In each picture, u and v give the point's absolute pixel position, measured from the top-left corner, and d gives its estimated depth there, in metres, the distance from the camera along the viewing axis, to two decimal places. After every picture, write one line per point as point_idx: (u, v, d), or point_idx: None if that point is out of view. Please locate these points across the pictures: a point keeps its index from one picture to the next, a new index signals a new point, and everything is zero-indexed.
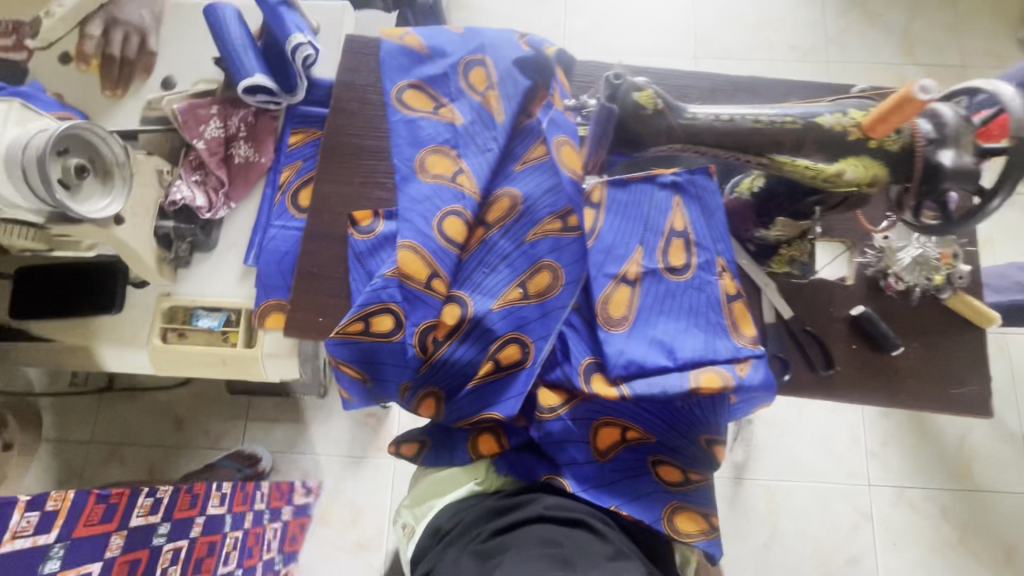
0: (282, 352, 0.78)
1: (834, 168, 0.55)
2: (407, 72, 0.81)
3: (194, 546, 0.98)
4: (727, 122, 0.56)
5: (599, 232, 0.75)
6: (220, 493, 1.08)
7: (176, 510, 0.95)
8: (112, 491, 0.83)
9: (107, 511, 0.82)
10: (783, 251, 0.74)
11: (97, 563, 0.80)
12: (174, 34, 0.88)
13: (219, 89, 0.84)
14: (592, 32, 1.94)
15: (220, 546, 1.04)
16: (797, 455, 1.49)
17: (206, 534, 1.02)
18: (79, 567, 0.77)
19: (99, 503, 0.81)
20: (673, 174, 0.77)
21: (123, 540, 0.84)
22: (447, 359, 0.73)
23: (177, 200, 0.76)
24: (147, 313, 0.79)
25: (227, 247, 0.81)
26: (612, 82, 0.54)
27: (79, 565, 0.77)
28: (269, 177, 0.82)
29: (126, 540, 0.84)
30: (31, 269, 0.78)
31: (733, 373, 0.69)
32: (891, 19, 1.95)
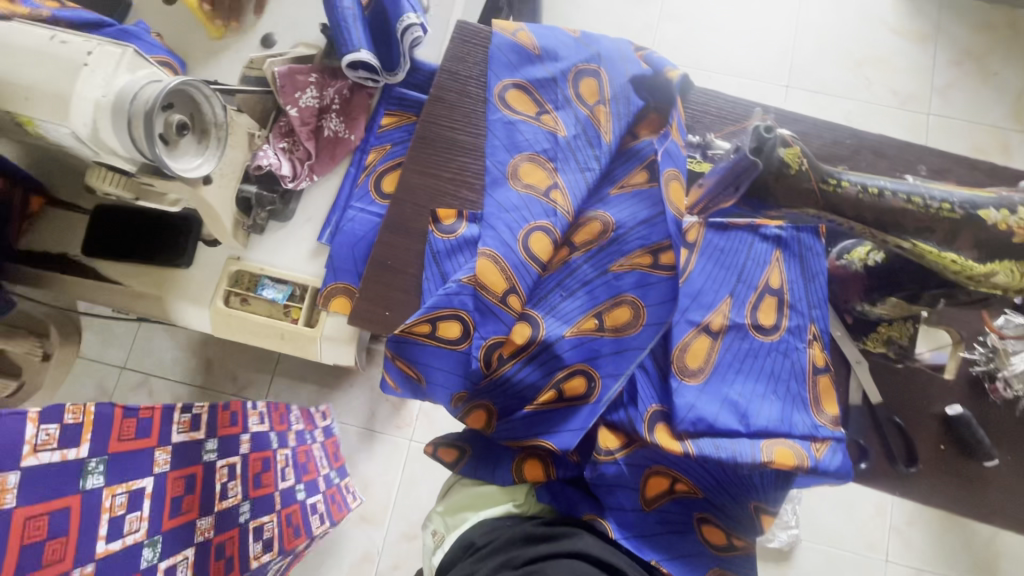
0: (341, 338, 0.76)
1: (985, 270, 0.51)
2: (514, 70, 0.77)
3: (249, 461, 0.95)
4: (876, 197, 0.51)
5: (690, 275, 0.70)
6: (258, 412, 1.06)
7: (219, 425, 0.91)
8: (142, 406, 0.74)
9: (138, 427, 0.72)
10: (881, 329, 0.69)
11: (146, 477, 0.72)
12: None
13: (319, 56, 0.81)
14: (682, 42, 1.86)
15: (273, 462, 1.02)
16: (817, 517, 1.44)
17: (256, 451, 0.99)
18: (125, 482, 0.68)
19: (128, 418, 0.72)
20: (778, 227, 0.72)
21: (170, 456, 0.77)
22: (508, 378, 0.70)
23: (262, 165, 0.73)
24: (214, 273, 0.78)
25: (304, 220, 0.79)
26: (760, 134, 0.50)
27: (123, 480, 0.68)
28: (355, 156, 0.80)
29: (172, 457, 0.78)
30: (109, 210, 0.78)
31: (808, 452, 0.65)
32: (1006, 79, 1.82)
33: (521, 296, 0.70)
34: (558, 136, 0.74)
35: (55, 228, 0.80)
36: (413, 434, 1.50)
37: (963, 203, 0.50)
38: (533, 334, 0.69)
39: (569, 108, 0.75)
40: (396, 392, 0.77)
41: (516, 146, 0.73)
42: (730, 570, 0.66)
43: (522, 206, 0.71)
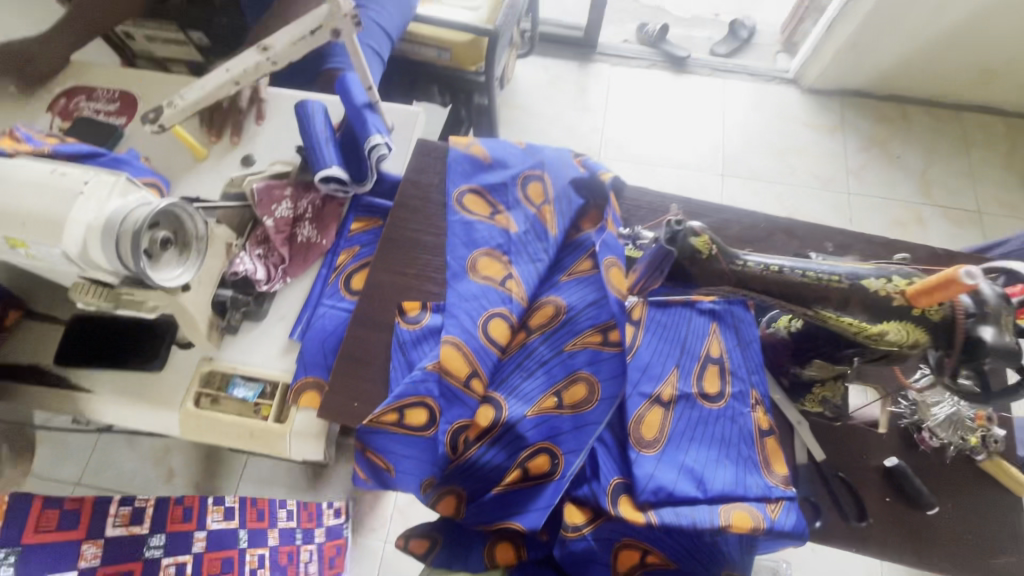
0: (311, 433, 0.77)
1: (882, 329, 0.58)
2: (470, 178, 0.87)
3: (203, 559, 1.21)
4: (778, 273, 0.60)
5: (637, 350, 0.77)
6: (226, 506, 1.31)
7: (168, 522, 1.22)
8: (187, 499, 1.27)
9: (184, 511, 1.25)
10: (816, 390, 0.75)
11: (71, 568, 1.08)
12: (261, 118, 0.96)
13: (295, 172, 0.90)
14: (626, 143, 2.09)
15: (236, 561, 1.25)
16: None
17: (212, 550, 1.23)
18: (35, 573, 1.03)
19: (49, 514, 1.10)
20: (711, 302, 0.80)
21: (99, 550, 1.13)
22: (475, 461, 0.73)
23: (238, 271, 0.80)
24: (186, 376, 0.80)
25: (276, 319, 0.83)
26: (672, 226, 0.59)
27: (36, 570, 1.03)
28: (326, 259, 0.87)
29: (102, 551, 1.13)
30: (90, 318, 0.81)
31: (763, 513, 0.68)
32: (909, 161, 2.08)
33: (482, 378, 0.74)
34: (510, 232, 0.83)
35: (28, 340, 0.82)
36: (387, 535, 1.42)
37: (850, 278, 0.58)
38: (497, 414, 0.73)
39: (519, 208, 0.85)
40: (367, 484, 0.79)
41: (473, 242, 0.82)
42: None
43: (481, 296, 0.78)
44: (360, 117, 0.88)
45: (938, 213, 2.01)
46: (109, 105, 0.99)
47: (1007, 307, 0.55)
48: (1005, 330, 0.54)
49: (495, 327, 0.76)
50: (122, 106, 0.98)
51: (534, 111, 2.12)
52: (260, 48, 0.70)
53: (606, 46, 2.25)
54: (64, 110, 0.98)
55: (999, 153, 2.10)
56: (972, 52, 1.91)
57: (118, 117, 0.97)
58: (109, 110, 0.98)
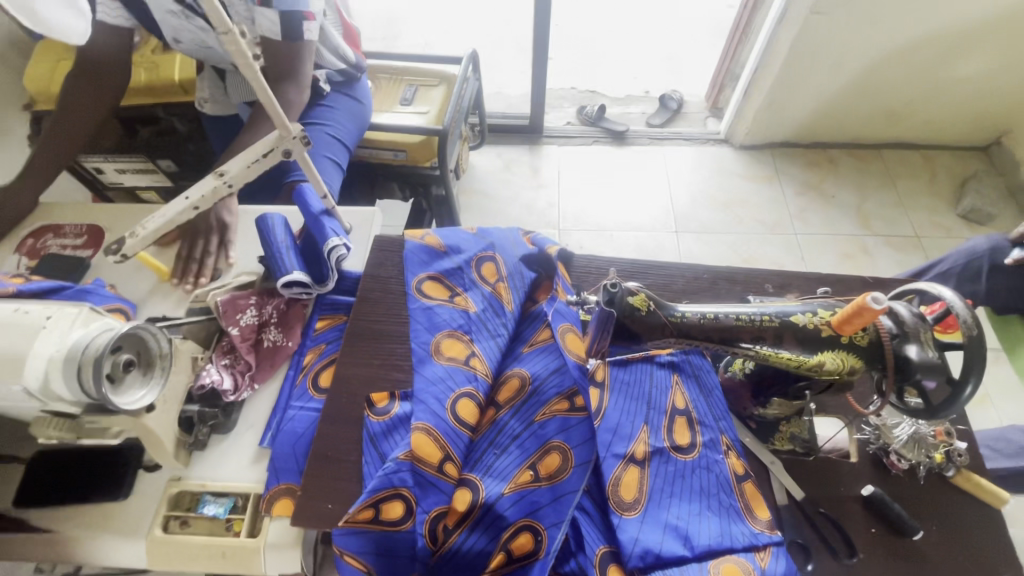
0: (286, 543, 0.74)
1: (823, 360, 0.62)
2: (427, 265, 0.92)
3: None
4: (715, 320, 0.64)
5: (605, 412, 0.78)
6: None
7: None
8: None
9: None
10: (783, 428, 0.76)
11: None
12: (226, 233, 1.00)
13: (259, 280, 0.93)
14: (583, 212, 2.21)
15: None
16: None
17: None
18: None
19: None
20: (669, 354, 0.84)
21: None
22: (458, 548, 0.71)
23: (205, 383, 0.81)
24: (154, 500, 0.78)
25: (245, 428, 0.83)
26: (610, 289, 0.63)
27: None
28: (293, 359, 0.89)
29: None
30: (52, 453, 0.80)
31: (753, 563, 0.67)
32: (843, 198, 2.24)
33: (455, 460, 0.74)
34: (470, 312, 0.87)
35: None
36: None
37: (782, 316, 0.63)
38: (474, 495, 0.73)
39: (477, 289, 0.89)
40: None
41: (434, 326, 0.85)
42: None
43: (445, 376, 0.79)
44: (317, 222, 0.94)
45: (881, 241, 2.13)
46: (75, 240, 1.03)
47: (924, 324, 0.59)
48: (927, 346, 0.58)
49: (462, 407, 0.77)
50: (89, 239, 1.03)
51: (492, 193, 2.26)
52: (217, 174, 0.76)
53: (551, 129, 2.45)
54: (31, 249, 1.02)
55: (922, 182, 2.28)
56: (875, 98, 2.13)
57: (86, 249, 1.01)
58: (76, 245, 1.02)
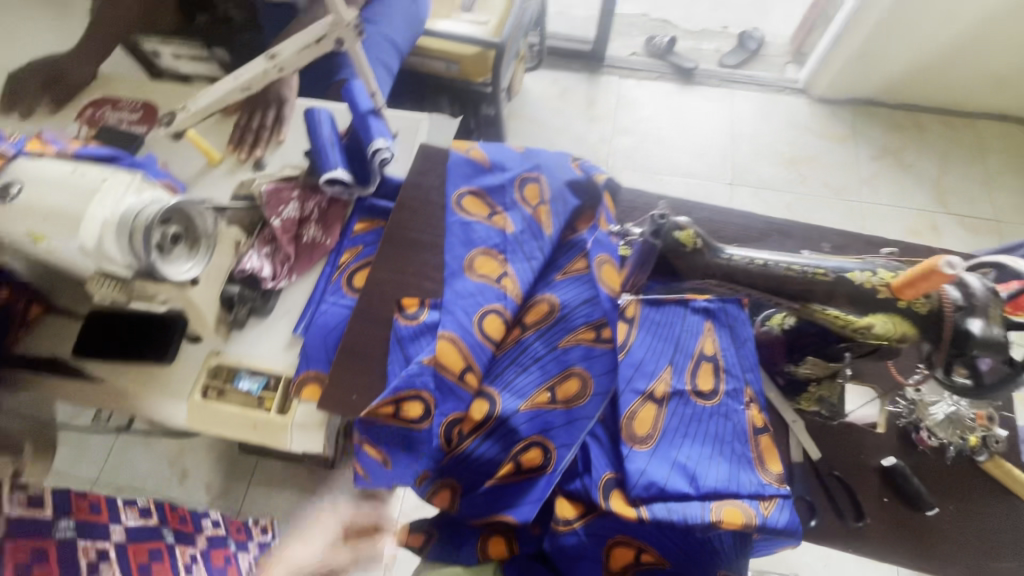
0: (311, 424, 0.79)
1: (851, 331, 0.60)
2: (469, 180, 0.90)
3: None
4: (763, 266, 0.60)
5: (630, 347, 0.77)
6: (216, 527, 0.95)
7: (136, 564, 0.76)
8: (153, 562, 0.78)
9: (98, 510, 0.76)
10: (812, 389, 0.74)
11: None
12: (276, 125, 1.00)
13: (302, 175, 0.93)
14: (635, 151, 2.11)
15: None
16: None
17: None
18: None
19: None
20: (706, 300, 0.80)
21: None
22: (470, 454, 0.74)
23: (246, 268, 0.83)
24: (195, 369, 0.83)
25: (281, 315, 0.86)
26: (657, 220, 0.61)
27: None
28: (330, 257, 0.90)
29: None
30: (105, 314, 0.85)
31: (756, 510, 0.67)
32: (922, 169, 2.06)
33: (476, 371, 0.75)
34: (507, 230, 0.85)
35: (51, 334, 0.86)
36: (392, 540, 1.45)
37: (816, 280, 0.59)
38: (489, 407, 0.75)
39: (517, 208, 0.87)
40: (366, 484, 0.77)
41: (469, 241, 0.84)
42: None
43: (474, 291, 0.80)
44: (365, 122, 0.92)
45: (954, 221, 1.97)
46: (132, 115, 1.04)
47: (995, 300, 0.55)
48: (994, 323, 0.54)
49: (487, 324, 0.77)
50: (145, 115, 1.04)
51: (543, 121, 2.17)
52: (268, 56, 0.74)
53: (614, 58, 2.29)
54: (90, 120, 1.04)
55: (1018, 161, 2.06)
56: (984, 59, 1.89)
57: (141, 126, 1.03)
58: (132, 120, 1.04)
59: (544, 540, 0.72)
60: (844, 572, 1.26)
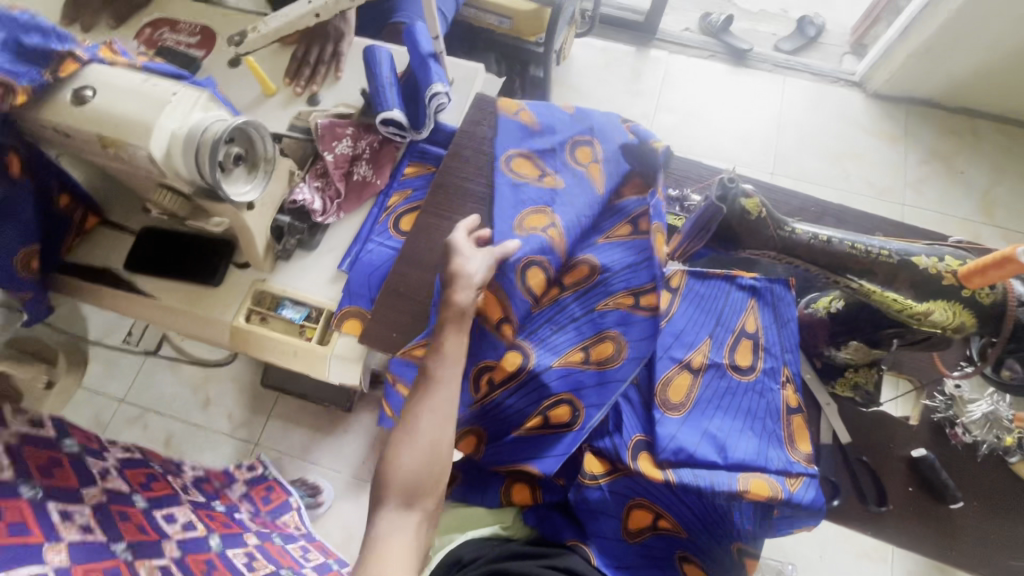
0: (351, 357, 0.81)
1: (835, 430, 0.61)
2: (519, 142, 0.89)
3: (125, 472, 0.93)
4: (827, 243, 0.60)
5: (672, 316, 0.77)
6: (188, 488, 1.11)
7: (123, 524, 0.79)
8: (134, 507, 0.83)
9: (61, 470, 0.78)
10: (848, 374, 0.75)
11: None
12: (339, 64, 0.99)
13: (357, 114, 0.93)
14: (678, 131, 2.06)
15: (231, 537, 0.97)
16: None
17: (190, 553, 0.82)
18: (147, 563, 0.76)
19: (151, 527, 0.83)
20: (752, 278, 0.79)
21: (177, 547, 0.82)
22: (498, 404, 0.76)
23: (297, 200, 0.84)
24: (239, 293, 0.85)
25: (327, 251, 0.88)
26: (725, 184, 0.61)
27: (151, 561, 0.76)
28: (379, 199, 0.91)
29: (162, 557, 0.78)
30: (155, 230, 0.86)
31: (783, 485, 0.68)
32: (972, 177, 1.99)
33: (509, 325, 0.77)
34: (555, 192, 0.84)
35: (101, 246, 0.87)
36: None
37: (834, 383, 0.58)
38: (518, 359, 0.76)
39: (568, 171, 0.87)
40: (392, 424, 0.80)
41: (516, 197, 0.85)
42: None
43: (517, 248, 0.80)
44: (424, 65, 0.91)
45: (998, 234, 1.92)
46: (189, 38, 1.04)
47: None
48: None
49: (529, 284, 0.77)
50: (202, 39, 1.04)
51: (586, 90, 2.12)
52: None
53: (666, 32, 2.22)
54: (149, 40, 1.04)
55: None
56: None
57: (198, 49, 1.02)
58: (190, 43, 1.03)
59: (570, 492, 0.73)
60: (839, 565, 1.25)
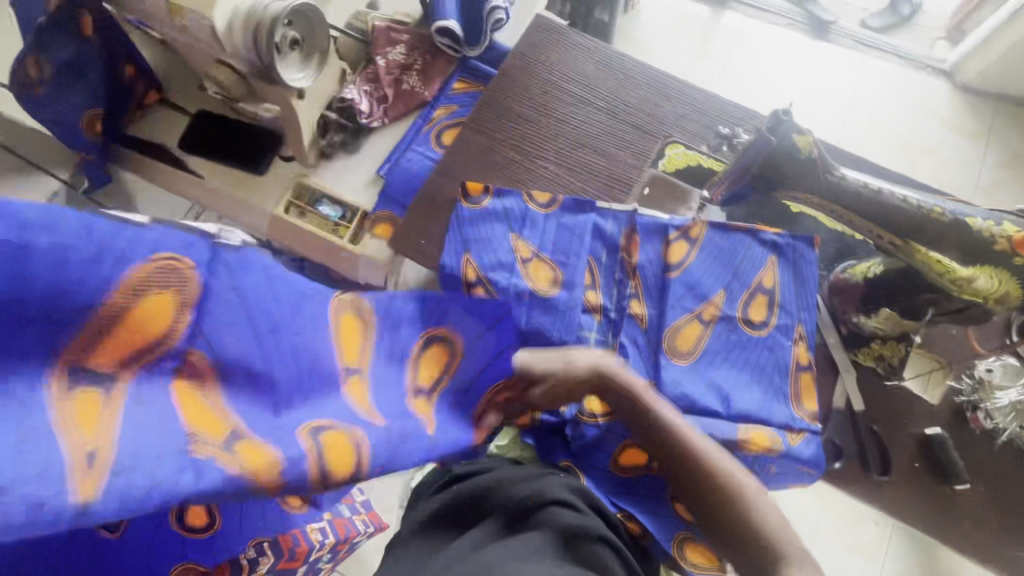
0: (380, 260, 0.84)
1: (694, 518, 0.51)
2: None
3: None
4: (876, 193, 0.57)
5: (688, 267, 0.74)
6: None
7: None
8: None
9: None
10: (874, 345, 0.74)
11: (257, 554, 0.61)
12: None
13: (414, 23, 0.93)
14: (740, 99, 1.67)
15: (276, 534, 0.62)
16: None
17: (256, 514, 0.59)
18: None
19: None
20: (775, 233, 0.75)
21: None
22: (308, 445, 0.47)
23: (346, 98, 0.88)
24: (281, 184, 0.88)
25: (367, 155, 0.90)
26: (780, 117, 0.57)
27: None
28: (423, 109, 0.92)
29: None
30: (208, 112, 0.88)
31: (782, 439, 0.67)
32: None
33: None
34: (230, 285, 0.36)
35: (156, 123, 0.90)
36: None
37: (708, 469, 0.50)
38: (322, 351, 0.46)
39: None
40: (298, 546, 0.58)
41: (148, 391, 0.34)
42: (702, 541, 0.68)
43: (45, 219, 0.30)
44: None
45: None
46: None
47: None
48: None
49: None
50: None
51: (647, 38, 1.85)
52: None
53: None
54: None
55: None
56: None
57: None
58: None
59: (568, 429, 0.73)
60: None
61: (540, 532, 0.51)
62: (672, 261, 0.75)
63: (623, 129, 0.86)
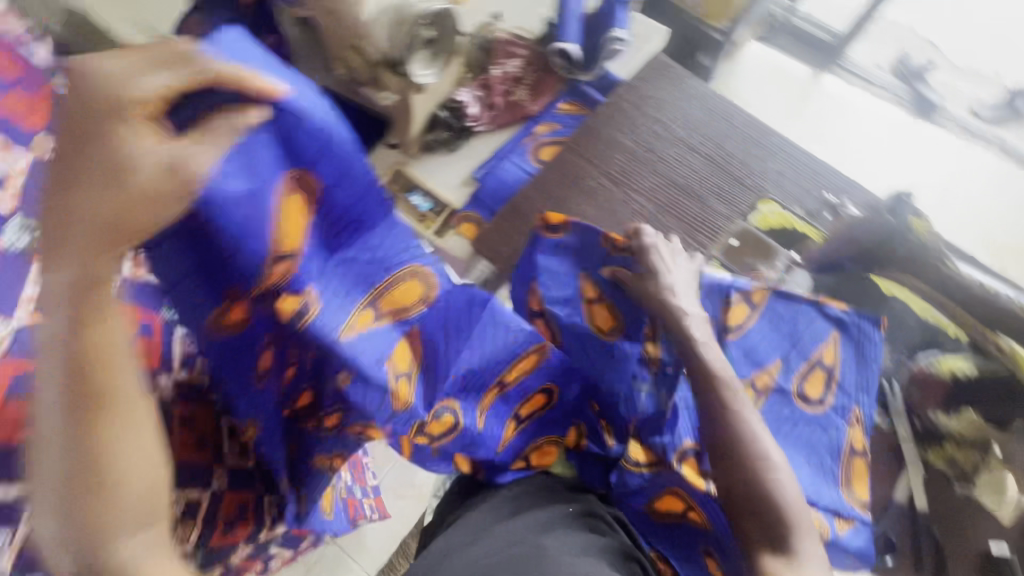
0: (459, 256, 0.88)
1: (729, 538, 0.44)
2: None
3: None
4: (993, 294, 0.55)
5: (746, 330, 0.72)
6: None
7: None
8: None
9: None
10: (947, 446, 0.69)
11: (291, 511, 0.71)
12: None
13: (535, 40, 0.96)
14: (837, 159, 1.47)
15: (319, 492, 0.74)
16: None
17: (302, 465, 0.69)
18: None
19: None
20: (841, 310, 0.73)
21: None
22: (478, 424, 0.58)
23: (458, 100, 0.91)
24: (381, 168, 0.92)
25: (467, 156, 0.95)
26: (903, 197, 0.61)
27: None
28: (527, 122, 0.98)
29: None
30: None
31: (830, 526, 0.61)
32: None
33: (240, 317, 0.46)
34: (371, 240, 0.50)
35: None
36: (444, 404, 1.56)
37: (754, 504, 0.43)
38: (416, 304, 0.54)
39: None
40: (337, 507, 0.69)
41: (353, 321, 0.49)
42: None
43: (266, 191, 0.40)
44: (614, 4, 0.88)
45: None
46: None
47: None
48: None
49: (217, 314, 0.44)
50: None
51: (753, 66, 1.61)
52: None
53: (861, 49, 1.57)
54: None
55: None
56: None
57: None
58: None
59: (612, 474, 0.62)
60: None
61: (599, 541, 0.50)
62: (729, 323, 0.73)
63: (720, 177, 0.86)
